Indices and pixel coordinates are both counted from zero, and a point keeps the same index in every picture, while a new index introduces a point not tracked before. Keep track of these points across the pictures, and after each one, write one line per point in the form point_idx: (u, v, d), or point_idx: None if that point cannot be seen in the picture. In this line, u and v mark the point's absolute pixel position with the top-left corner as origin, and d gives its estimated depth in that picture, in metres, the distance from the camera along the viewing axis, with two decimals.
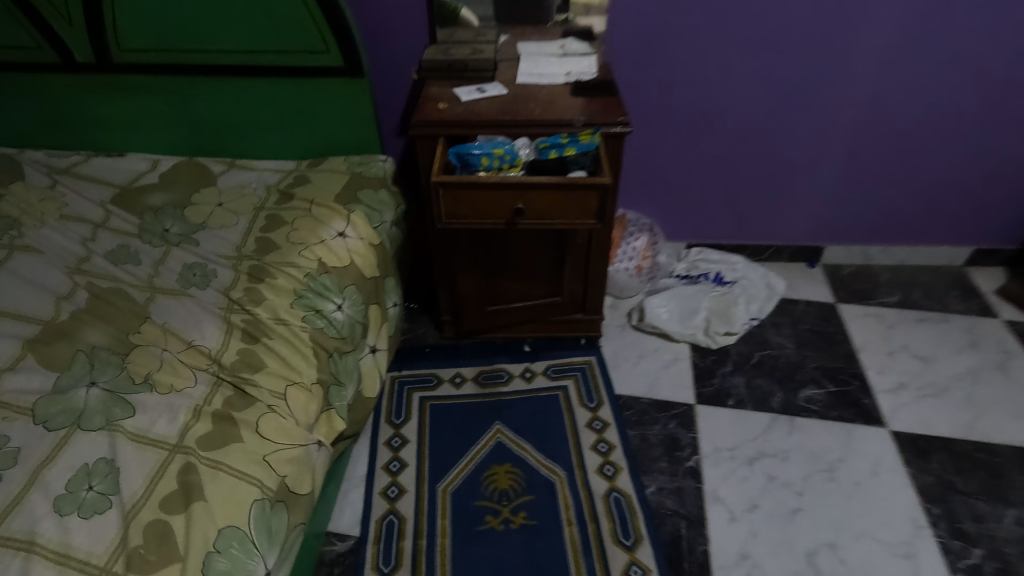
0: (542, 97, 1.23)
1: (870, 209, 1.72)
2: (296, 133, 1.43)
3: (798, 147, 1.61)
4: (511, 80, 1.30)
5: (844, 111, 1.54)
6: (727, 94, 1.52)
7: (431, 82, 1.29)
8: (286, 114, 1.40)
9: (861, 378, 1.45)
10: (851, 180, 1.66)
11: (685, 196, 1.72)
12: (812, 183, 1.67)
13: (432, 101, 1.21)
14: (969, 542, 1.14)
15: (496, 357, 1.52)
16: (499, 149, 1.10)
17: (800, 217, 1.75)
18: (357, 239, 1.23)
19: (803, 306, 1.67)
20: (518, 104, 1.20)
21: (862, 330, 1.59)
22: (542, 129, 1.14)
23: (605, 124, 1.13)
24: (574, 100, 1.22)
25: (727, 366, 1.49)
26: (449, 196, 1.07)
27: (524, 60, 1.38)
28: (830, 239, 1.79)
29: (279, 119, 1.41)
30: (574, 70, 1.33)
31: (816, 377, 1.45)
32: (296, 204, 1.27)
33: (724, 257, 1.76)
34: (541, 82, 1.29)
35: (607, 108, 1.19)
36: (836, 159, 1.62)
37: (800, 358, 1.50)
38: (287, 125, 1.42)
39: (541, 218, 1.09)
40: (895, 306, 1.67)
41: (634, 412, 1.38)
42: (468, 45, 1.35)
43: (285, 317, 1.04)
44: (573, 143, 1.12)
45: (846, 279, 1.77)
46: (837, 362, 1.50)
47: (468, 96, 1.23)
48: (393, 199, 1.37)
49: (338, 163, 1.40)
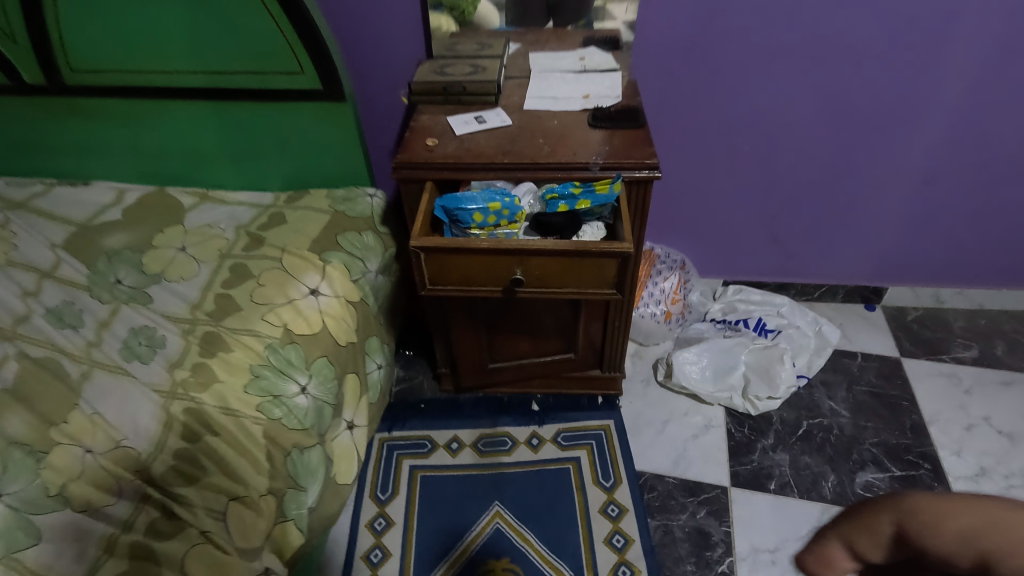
0: (554, 128, 1.02)
1: (946, 247, 1.45)
2: (274, 162, 1.26)
3: (862, 178, 1.36)
4: (519, 106, 1.09)
5: (921, 138, 1.28)
6: (778, 118, 1.27)
7: (423, 107, 1.09)
8: (262, 141, 1.23)
9: (931, 459, 1.22)
10: (924, 216, 1.41)
11: (723, 229, 1.49)
12: (875, 218, 1.42)
13: (421, 135, 1.01)
14: None
15: (500, 417, 1.33)
16: (496, 201, 0.89)
17: (858, 255, 1.50)
18: (331, 297, 1.05)
19: (861, 361, 1.43)
20: (524, 139, 0.99)
21: (932, 394, 1.34)
22: (552, 172, 0.93)
23: (627, 170, 0.92)
24: (591, 133, 0.99)
25: (768, 438, 1.27)
26: (433, 260, 0.87)
27: (535, 78, 1.16)
28: (894, 279, 1.54)
29: (257, 146, 1.24)
30: (594, 91, 1.11)
31: (876, 456, 1.23)
32: (266, 251, 1.10)
33: (767, 298, 1.53)
34: (554, 107, 1.08)
35: (633, 144, 0.96)
36: (907, 192, 1.37)
37: (857, 431, 1.27)
38: (266, 154, 1.25)
39: (546, 286, 0.89)
40: (972, 363, 1.41)
41: (657, 495, 1.18)
42: (469, 62, 1.14)
43: (237, 404, 0.87)
44: (588, 193, 0.91)
45: (912, 326, 1.52)
46: (903, 437, 1.26)
47: (464, 127, 1.02)
48: (380, 242, 1.19)
49: (320, 199, 1.22)
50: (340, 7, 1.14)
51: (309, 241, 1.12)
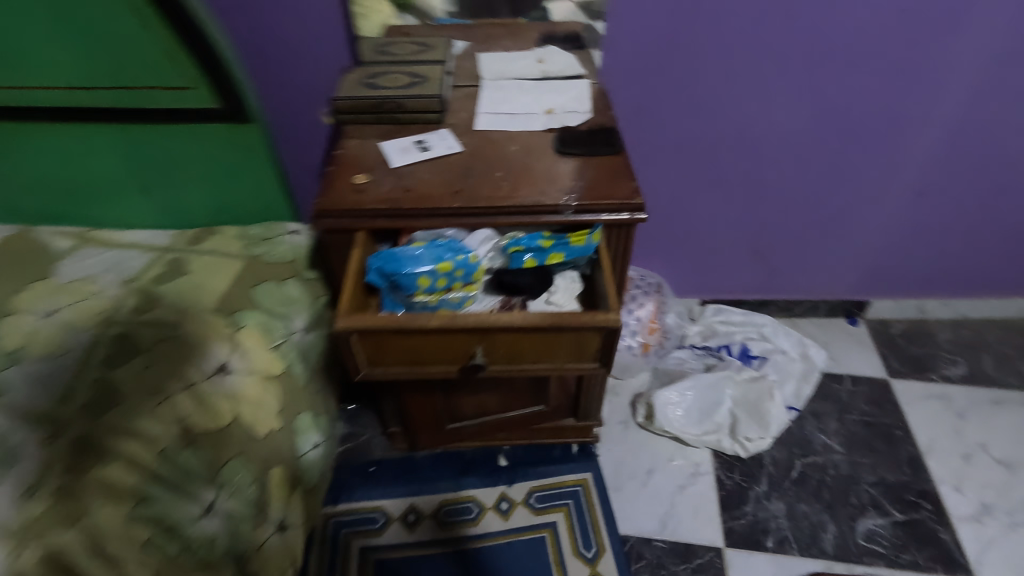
0: (514, 155, 0.82)
1: (934, 258, 1.36)
2: (171, 193, 1.02)
3: (852, 189, 1.24)
4: (469, 126, 0.89)
5: (917, 145, 1.16)
6: (765, 126, 1.13)
7: (351, 129, 0.88)
8: (151, 169, 0.99)
9: (932, 497, 1.13)
10: (914, 227, 1.30)
11: (703, 246, 1.35)
12: (864, 230, 1.31)
13: (348, 169, 0.80)
14: None
15: (464, 478, 1.16)
16: (447, 261, 0.70)
17: (844, 268, 1.39)
18: (244, 372, 0.84)
19: (850, 385, 1.33)
20: (477, 172, 0.79)
21: (925, 421, 1.25)
22: (515, 217, 0.75)
23: (607, 213, 0.75)
24: (560, 163, 0.81)
25: (761, 484, 1.15)
26: (369, 341, 0.68)
27: (487, 88, 0.96)
28: (879, 292, 1.44)
29: (146, 175, 0.99)
30: (559, 104, 0.92)
31: (875, 499, 1.13)
32: (158, 315, 0.86)
33: (749, 318, 1.41)
34: (511, 127, 0.89)
35: (611, 177, 0.78)
36: (899, 203, 1.26)
37: (853, 470, 1.17)
38: (160, 184, 1.01)
39: (512, 363, 0.71)
40: (961, 382, 1.33)
41: (646, 564, 1.05)
42: (405, 70, 0.93)
43: (113, 546, 0.66)
44: (561, 246, 0.74)
45: (898, 342, 1.43)
46: (900, 474, 1.17)
47: (402, 156, 0.82)
48: (306, 293, 0.97)
49: (230, 240, 1.00)
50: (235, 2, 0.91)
51: (215, 299, 0.89)
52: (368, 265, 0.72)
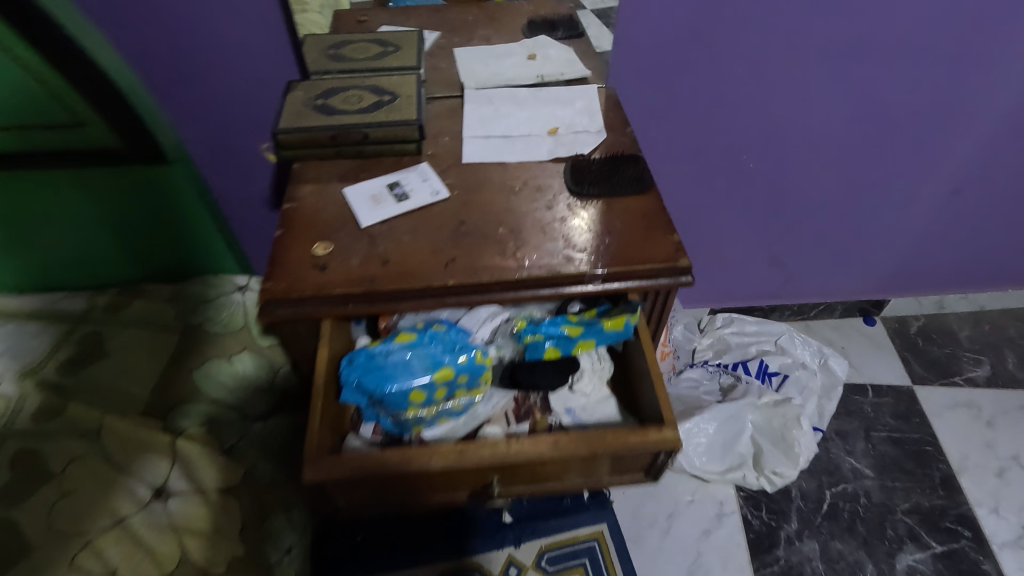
0: (518, 200, 0.64)
1: (962, 255, 1.24)
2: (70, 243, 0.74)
3: (884, 190, 1.08)
4: (455, 157, 0.70)
5: (961, 143, 1.00)
6: (794, 129, 0.96)
7: (304, 166, 0.69)
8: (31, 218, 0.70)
9: (970, 523, 1.05)
10: (946, 226, 1.17)
11: (715, 253, 1.21)
12: (893, 231, 1.17)
13: (303, 232, 0.61)
14: None
15: (465, 542, 1.02)
16: (449, 365, 0.54)
17: (865, 269, 1.27)
18: (189, 492, 0.66)
19: (873, 397, 1.23)
20: (473, 228, 0.61)
21: (954, 434, 1.17)
22: (527, 291, 0.58)
23: (643, 279, 0.59)
24: (578, 210, 0.63)
25: (791, 522, 1.06)
26: (351, 485, 0.52)
27: (474, 100, 0.77)
28: (899, 290, 1.33)
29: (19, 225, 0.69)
30: (564, 121, 0.74)
31: (912, 530, 1.04)
32: (66, 422, 0.64)
33: (763, 327, 1.29)
34: (509, 157, 0.70)
35: (645, 228, 0.61)
36: (932, 203, 1.11)
37: (886, 497, 1.08)
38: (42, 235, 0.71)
39: (537, 481, 0.57)
40: (986, 385, 1.25)
41: None
42: (366, 84, 0.73)
43: None
44: (591, 329, 0.57)
45: (917, 341, 1.33)
46: (935, 497, 1.08)
47: (373, 210, 0.63)
48: (262, 367, 0.80)
49: (159, 304, 0.80)
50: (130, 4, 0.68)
51: (144, 394, 0.71)
52: (343, 376, 0.55)
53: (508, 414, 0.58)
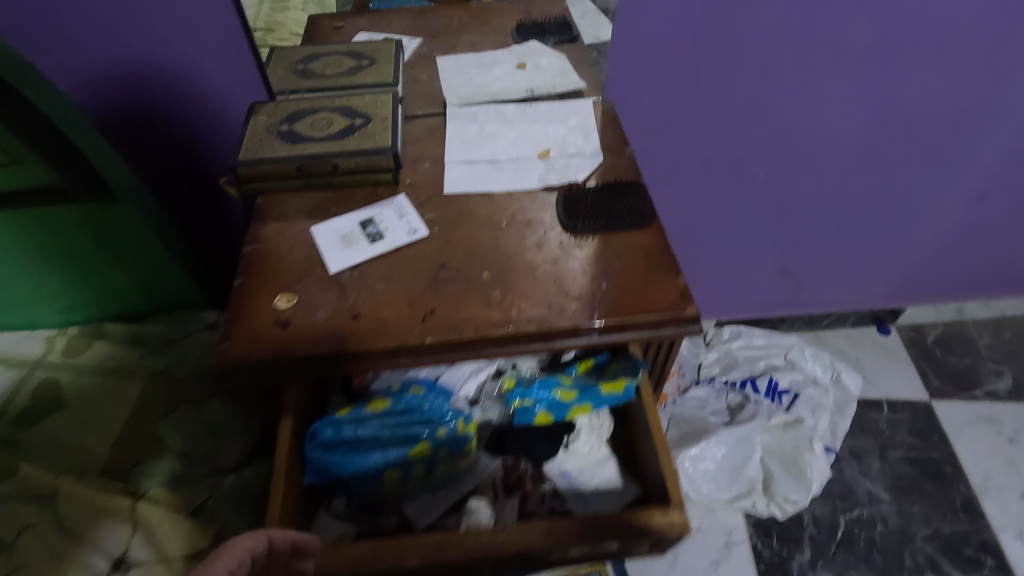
0: (505, 238, 0.58)
1: (986, 262, 1.16)
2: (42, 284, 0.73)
3: (903, 198, 1.01)
4: (436, 186, 0.63)
5: (987, 147, 0.93)
6: (809, 136, 0.89)
7: (270, 201, 0.63)
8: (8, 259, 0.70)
9: (993, 550, 1.00)
10: (969, 233, 1.09)
11: (723, 265, 1.14)
12: (912, 238, 1.10)
13: (266, 281, 0.55)
14: None
15: None
16: (427, 442, 0.48)
17: (882, 278, 1.19)
18: (152, 562, 0.58)
19: (889, 414, 1.17)
20: (454, 274, 0.55)
21: (976, 452, 1.11)
22: (515, 347, 0.52)
23: (645, 331, 0.52)
24: (572, 249, 0.56)
25: (804, 551, 1.01)
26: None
27: (457, 120, 0.70)
28: (916, 299, 1.25)
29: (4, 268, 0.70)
30: (557, 141, 0.67)
31: (932, 559, 0.99)
32: (18, 485, 0.58)
33: (772, 341, 1.23)
34: (495, 186, 0.63)
35: (646, 270, 0.54)
36: (955, 209, 1.04)
37: (904, 523, 1.03)
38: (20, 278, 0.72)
39: (528, 563, 0.52)
40: (1009, 399, 1.18)
41: None
42: (337, 105, 0.66)
43: None
44: (588, 392, 0.51)
45: (935, 351, 1.26)
46: (956, 523, 1.03)
47: (343, 253, 0.57)
48: (232, 410, 0.72)
49: (120, 349, 0.74)
50: (72, 29, 0.61)
51: (105, 453, 0.65)
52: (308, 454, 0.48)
53: (496, 486, 0.52)
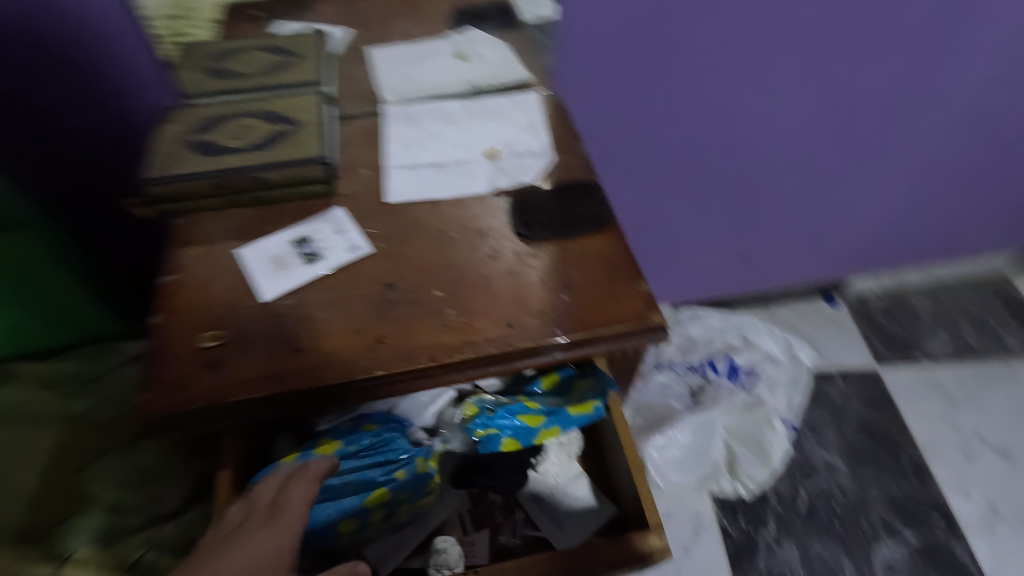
0: (456, 251, 0.54)
1: (925, 231, 1.20)
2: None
3: (847, 175, 1.03)
4: (377, 196, 0.58)
5: (925, 119, 0.95)
6: (758, 115, 0.88)
7: (189, 222, 0.56)
8: None
9: (942, 509, 1.05)
10: (907, 205, 1.13)
11: (678, 251, 1.13)
12: (858, 212, 1.12)
13: (191, 318, 0.49)
14: None
15: None
16: (384, 488, 0.45)
17: (830, 252, 1.21)
18: None
19: (841, 385, 1.21)
20: (403, 294, 0.50)
21: (920, 415, 1.16)
22: (476, 371, 0.48)
23: (611, 344, 0.49)
24: (529, 259, 0.53)
25: (769, 527, 1.03)
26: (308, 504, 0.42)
27: (396, 121, 0.64)
28: (861, 270, 1.29)
29: None
30: (504, 139, 0.63)
31: (887, 522, 1.03)
32: None
33: (729, 321, 1.23)
34: (442, 193, 0.58)
35: (608, 278, 0.52)
36: (896, 180, 1.06)
37: (860, 490, 1.07)
38: None
39: None
40: (948, 360, 1.24)
41: None
42: (258, 109, 0.59)
43: None
44: (555, 415, 0.48)
45: (880, 320, 1.30)
46: (907, 486, 1.07)
47: (277, 279, 0.51)
48: (169, 451, 0.63)
49: (28, 394, 0.65)
50: None
51: (20, 515, 0.58)
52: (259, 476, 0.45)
53: (464, 519, 0.52)
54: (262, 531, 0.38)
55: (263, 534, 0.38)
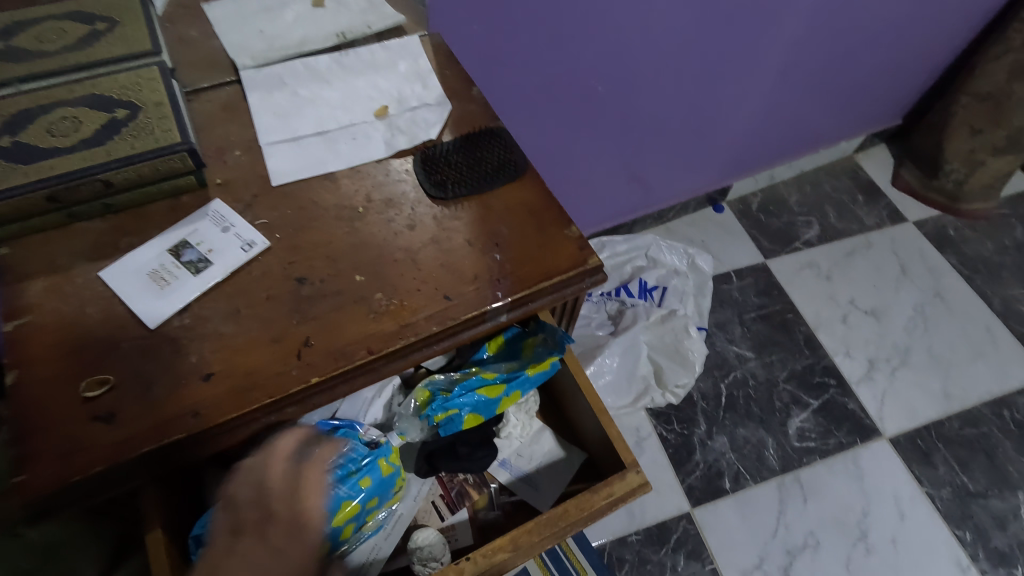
0: (366, 228, 0.48)
1: (791, 128, 1.28)
2: None
3: (725, 87, 1.05)
4: (260, 179, 0.50)
5: (790, 23, 0.98)
6: (640, 39, 0.86)
7: (25, 249, 0.45)
8: None
9: (833, 372, 1.19)
10: (777, 108, 1.19)
11: (580, 184, 1.12)
12: (735, 121, 1.16)
13: (61, 366, 0.40)
14: (1010, 564, 1.02)
15: None
16: (353, 501, 0.43)
17: (714, 162, 1.27)
18: None
19: (738, 283, 1.31)
20: (321, 287, 0.45)
21: (805, 295, 1.29)
22: (420, 354, 0.44)
23: (551, 295, 0.47)
24: (451, 223, 0.49)
25: (700, 425, 1.12)
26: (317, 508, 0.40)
27: (261, 88, 0.55)
28: (740, 174, 1.37)
29: None
30: (392, 95, 0.56)
31: (794, 395, 1.16)
32: None
33: (631, 242, 1.23)
34: (335, 165, 0.52)
35: (537, 229, 0.49)
36: (766, 87, 1.11)
37: (768, 373, 1.19)
38: None
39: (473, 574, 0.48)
40: (820, 243, 1.37)
41: (630, 567, 0.99)
42: (80, 95, 0.47)
43: None
44: (512, 378, 0.46)
45: (760, 217, 1.41)
46: (803, 359, 1.21)
47: (161, 297, 0.43)
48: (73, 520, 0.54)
49: None
50: None
51: None
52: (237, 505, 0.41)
53: (439, 507, 0.51)
54: (286, 537, 0.38)
55: (287, 545, 0.38)
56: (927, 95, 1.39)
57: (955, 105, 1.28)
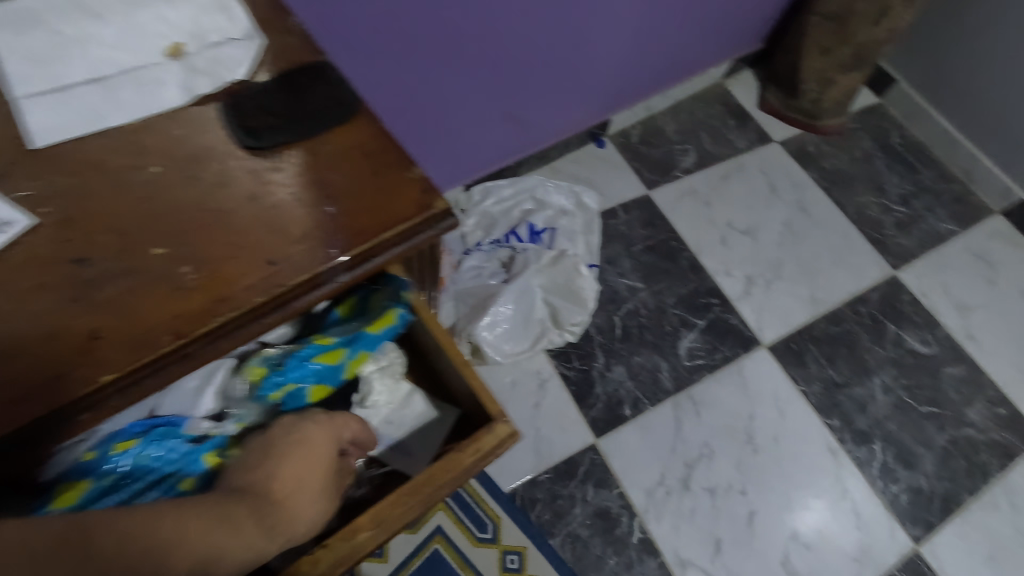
0: (165, 192, 0.40)
1: (661, 56, 1.28)
2: None
3: (593, 17, 1.01)
4: (14, 144, 0.40)
5: None
6: None
7: None
8: None
9: (715, 291, 1.25)
10: (645, 36, 1.17)
11: (454, 128, 1.05)
12: (606, 52, 1.13)
13: None
14: (870, 442, 1.15)
15: None
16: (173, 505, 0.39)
17: (592, 96, 1.24)
18: None
19: (624, 216, 1.33)
20: (108, 268, 0.37)
21: (687, 222, 1.33)
22: (249, 330, 0.38)
23: (396, 245, 0.42)
24: (271, 175, 0.42)
25: (598, 359, 1.15)
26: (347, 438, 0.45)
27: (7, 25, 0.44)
28: (618, 107, 1.36)
29: None
30: (187, 29, 0.47)
31: (682, 318, 1.21)
32: None
33: (517, 185, 1.20)
34: (119, 118, 0.43)
35: (372, 171, 0.44)
36: (633, 14, 1.08)
37: (658, 301, 1.23)
38: None
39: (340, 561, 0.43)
40: (697, 169, 1.42)
41: (543, 505, 1.02)
42: None
43: None
44: (353, 340, 0.44)
45: (641, 148, 1.42)
46: (688, 283, 1.26)
47: None
48: None
49: None
50: None
51: None
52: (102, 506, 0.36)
53: None
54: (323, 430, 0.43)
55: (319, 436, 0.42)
56: (784, 16, 1.44)
57: (807, 25, 1.33)
